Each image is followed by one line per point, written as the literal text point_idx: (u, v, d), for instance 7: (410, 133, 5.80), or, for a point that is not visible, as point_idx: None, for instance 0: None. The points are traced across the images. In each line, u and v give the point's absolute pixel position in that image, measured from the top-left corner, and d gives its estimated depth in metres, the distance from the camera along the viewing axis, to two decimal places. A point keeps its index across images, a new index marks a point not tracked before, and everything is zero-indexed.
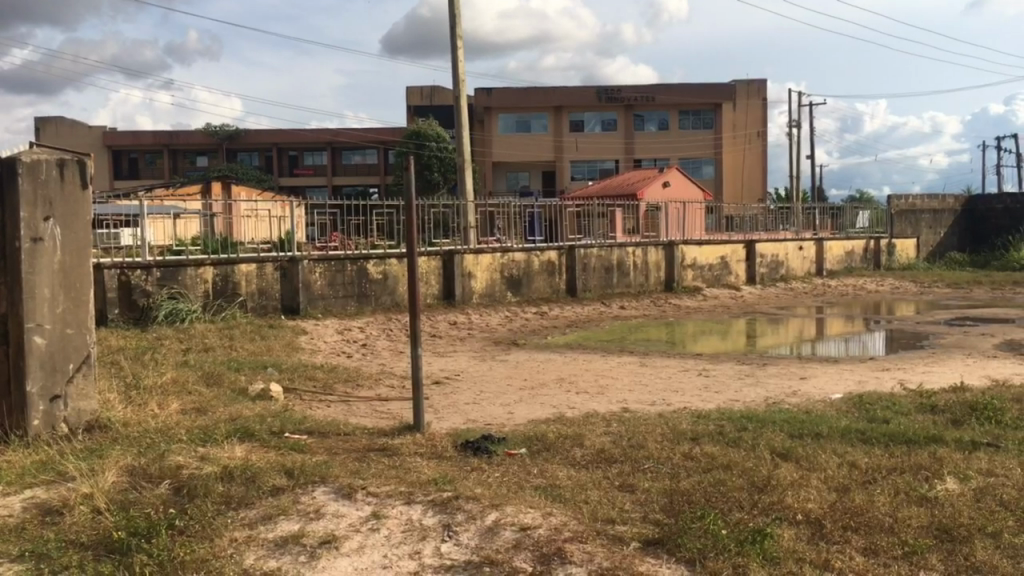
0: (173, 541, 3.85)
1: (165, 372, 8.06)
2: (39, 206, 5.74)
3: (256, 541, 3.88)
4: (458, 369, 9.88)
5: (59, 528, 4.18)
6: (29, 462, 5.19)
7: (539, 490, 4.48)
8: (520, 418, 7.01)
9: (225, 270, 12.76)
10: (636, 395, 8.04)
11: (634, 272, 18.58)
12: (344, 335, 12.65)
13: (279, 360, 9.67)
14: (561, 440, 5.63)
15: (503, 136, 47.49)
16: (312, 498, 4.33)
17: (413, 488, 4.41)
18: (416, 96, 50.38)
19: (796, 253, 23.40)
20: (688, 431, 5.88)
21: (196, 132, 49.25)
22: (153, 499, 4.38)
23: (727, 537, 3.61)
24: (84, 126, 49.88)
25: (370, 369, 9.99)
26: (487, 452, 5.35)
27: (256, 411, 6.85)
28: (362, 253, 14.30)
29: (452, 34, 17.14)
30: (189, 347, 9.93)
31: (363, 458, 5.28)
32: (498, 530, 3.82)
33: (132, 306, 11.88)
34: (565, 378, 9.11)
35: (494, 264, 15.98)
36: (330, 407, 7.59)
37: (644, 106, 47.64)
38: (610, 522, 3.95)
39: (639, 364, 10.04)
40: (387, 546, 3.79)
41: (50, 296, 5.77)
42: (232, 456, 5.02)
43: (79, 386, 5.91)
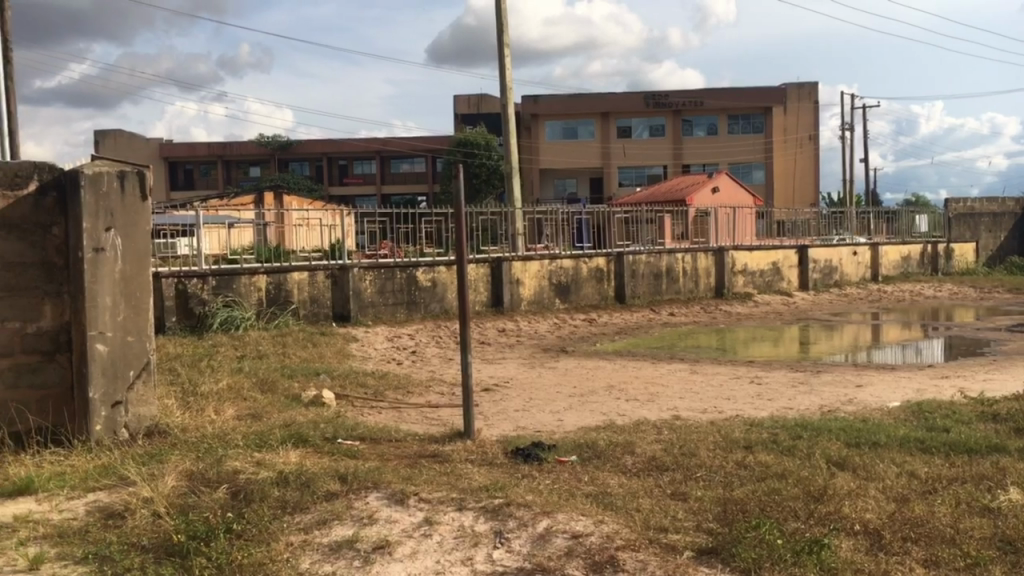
0: (231, 544, 3.93)
1: (221, 379, 8.23)
2: (100, 217, 5.91)
3: (311, 545, 3.94)
4: (507, 376, 9.89)
5: (121, 532, 4.29)
6: (92, 466, 5.35)
7: (591, 497, 4.47)
8: (570, 425, 7.01)
9: (278, 279, 12.99)
10: (686, 402, 7.99)
11: (684, 278, 18.43)
12: (394, 342, 12.76)
13: (331, 367, 9.78)
14: (612, 448, 5.60)
15: (550, 142, 47.67)
16: (365, 503, 4.38)
17: (465, 494, 4.44)
18: (464, 104, 50.74)
19: (850, 258, 23.03)
20: (741, 439, 5.83)
21: (249, 142, 50.22)
22: (211, 502, 4.47)
23: (783, 547, 3.56)
24: (142, 138, 51.27)
25: (420, 376, 10.06)
26: (537, 459, 5.36)
27: (309, 417, 6.96)
28: (412, 260, 14.44)
29: (500, 42, 17.22)
30: (243, 354, 10.13)
31: (415, 464, 5.34)
32: (550, 537, 3.82)
33: (188, 314, 12.13)
34: (615, 385, 9.08)
35: (542, 271, 15.99)
36: (381, 414, 7.67)
37: (693, 110, 47.17)
38: (663, 531, 3.92)
39: (690, 372, 9.96)
40: (440, 552, 3.82)
41: (111, 304, 5.92)
42: (287, 462, 5.10)
43: (139, 393, 6.03)
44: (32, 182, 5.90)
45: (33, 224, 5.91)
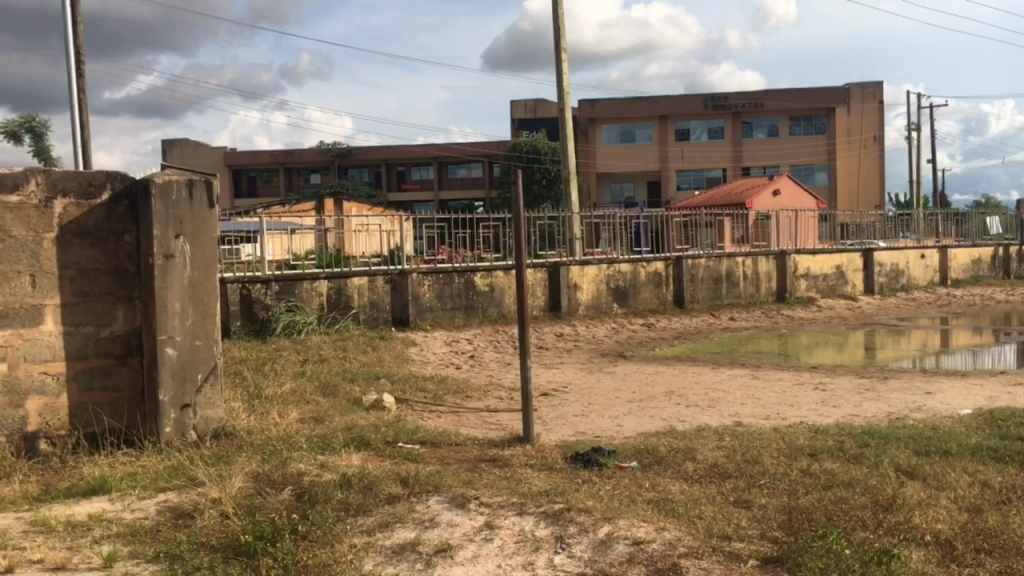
0: (296, 545, 4.01)
1: (284, 382, 8.39)
2: (170, 225, 6.07)
3: (374, 547, 3.99)
4: (566, 381, 9.87)
5: (191, 531, 4.40)
6: (163, 467, 5.50)
7: (652, 504, 4.43)
8: (629, 430, 6.96)
9: (338, 284, 13.19)
10: (749, 408, 7.87)
11: (745, 282, 18.17)
12: (452, 346, 12.85)
13: (391, 371, 9.89)
14: (673, 454, 5.57)
15: (607, 146, 47.51)
16: (427, 507, 4.42)
17: (525, 499, 4.45)
18: (521, 109, 50.84)
19: (917, 262, 22.46)
20: (806, 446, 5.73)
21: (310, 150, 51.13)
22: (277, 504, 4.56)
23: (851, 557, 3.49)
24: (207, 147, 52.62)
25: (479, 380, 10.11)
26: (597, 464, 5.34)
27: (370, 421, 7.05)
28: (470, 265, 14.53)
29: (557, 47, 17.22)
30: (305, 358, 10.32)
31: (475, 468, 5.36)
32: (612, 543, 3.80)
33: (252, 319, 12.39)
34: (675, 390, 9.00)
35: (600, 275, 15.92)
36: (440, 418, 7.73)
37: (753, 112, 46.54)
38: (727, 538, 3.87)
39: (751, 377, 9.82)
40: (501, 556, 3.83)
41: (180, 309, 6.07)
42: (350, 464, 5.18)
43: (206, 396, 6.17)
44: (105, 191, 6.10)
45: (106, 231, 6.09)
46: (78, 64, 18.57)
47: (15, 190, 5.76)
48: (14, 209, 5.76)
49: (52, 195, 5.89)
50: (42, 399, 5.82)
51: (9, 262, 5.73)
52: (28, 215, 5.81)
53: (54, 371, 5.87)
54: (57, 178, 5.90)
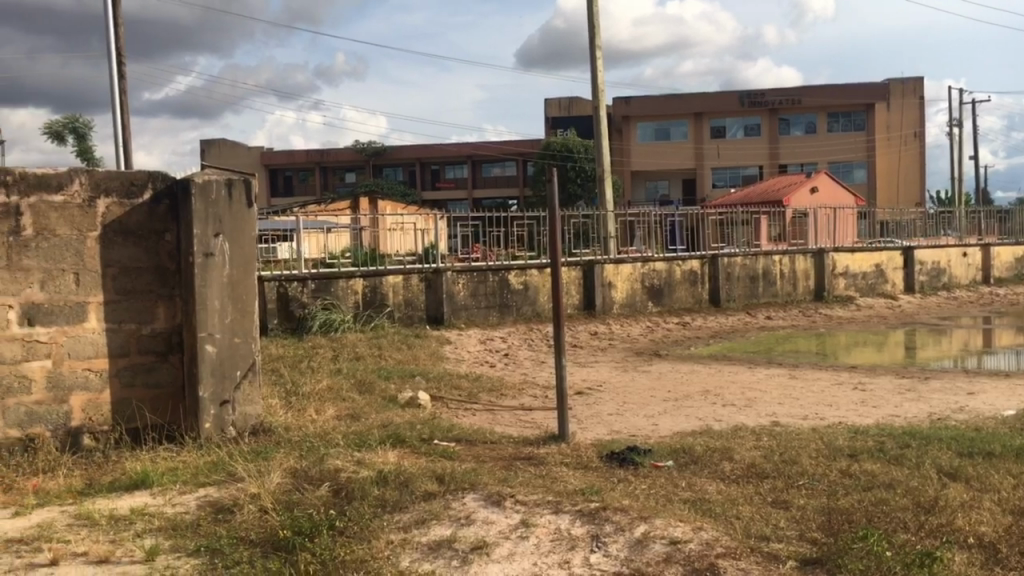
0: (334, 540, 4.05)
1: (321, 379, 8.47)
2: (209, 223, 6.16)
3: (411, 544, 4.01)
4: (601, 379, 9.86)
5: (231, 525, 4.46)
6: (202, 462, 5.58)
7: (689, 504, 4.41)
8: (665, 430, 6.93)
9: (374, 282, 13.28)
10: (786, 408, 7.79)
11: (781, 281, 18.00)
12: (487, 345, 12.88)
13: (426, 369, 9.93)
14: (710, 453, 5.53)
15: (642, 144, 47.30)
16: (463, 504, 4.44)
17: (561, 497, 4.45)
18: (555, 107, 50.78)
19: (959, 260, 22.10)
20: (846, 447, 5.66)
21: (345, 149, 51.54)
22: (315, 500, 4.61)
23: (892, 559, 3.44)
24: (244, 146, 53.26)
25: (514, 379, 10.12)
26: (632, 463, 5.32)
27: (406, 418, 7.10)
28: (504, 264, 14.55)
29: (592, 44, 17.17)
30: (341, 355, 10.41)
31: (511, 466, 5.38)
32: (648, 542, 3.78)
33: (289, 317, 12.52)
34: (711, 390, 8.93)
35: (634, 274, 15.86)
36: (475, 416, 7.75)
37: (790, 109, 46.02)
38: (765, 539, 3.84)
39: (789, 377, 9.72)
40: (537, 554, 3.84)
41: (219, 307, 6.16)
42: (386, 461, 5.22)
43: (245, 392, 6.26)
44: (146, 191, 6.20)
45: (147, 230, 6.19)
46: (120, 66, 18.90)
47: (59, 189, 5.88)
48: (58, 209, 5.87)
49: (95, 195, 6.00)
50: (85, 394, 5.94)
51: (54, 260, 5.85)
52: (72, 215, 5.92)
53: (97, 368, 5.99)
54: (100, 177, 6.01)
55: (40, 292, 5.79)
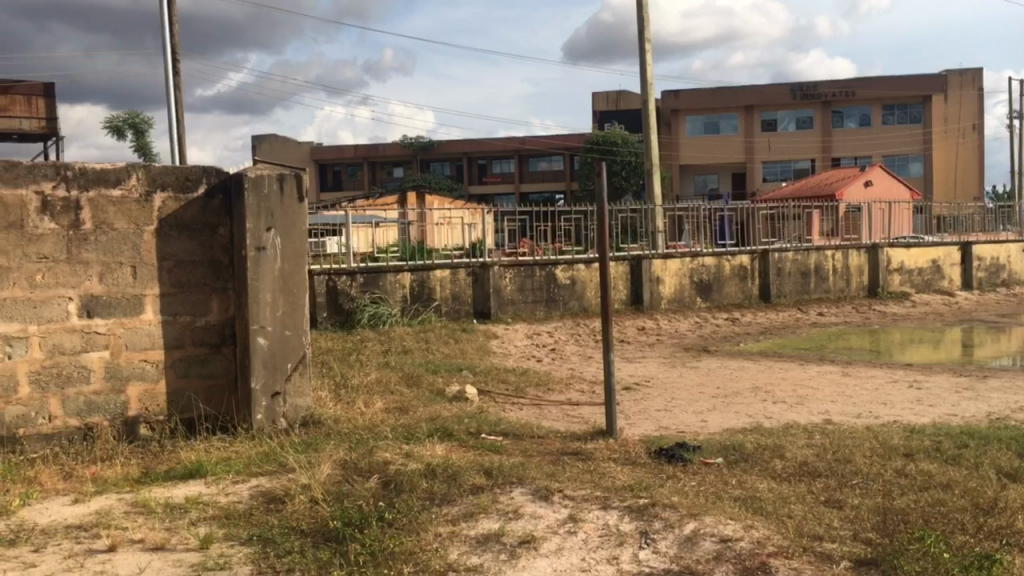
0: (383, 532, 4.09)
1: (370, 372, 8.56)
2: (262, 217, 6.25)
3: (459, 537, 4.03)
4: (649, 375, 9.80)
5: (282, 515, 4.53)
6: (254, 453, 5.68)
7: (739, 501, 4.36)
8: (714, 426, 6.87)
9: (421, 276, 13.35)
10: (839, 406, 7.65)
11: (834, 276, 17.70)
12: (534, 339, 12.88)
13: (473, 363, 9.97)
14: (760, 451, 5.46)
15: (691, 138, 46.87)
16: (510, 498, 4.44)
17: (609, 493, 4.43)
18: (603, 101, 50.52)
19: (1019, 255, 21.50)
20: (901, 446, 5.55)
21: (393, 144, 51.92)
22: (364, 491, 4.66)
23: (949, 561, 3.37)
24: (294, 142, 53.98)
25: (561, 373, 10.10)
26: (681, 460, 5.28)
27: (453, 412, 7.13)
28: (551, 258, 14.52)
29: (641, 37, 17.03)
30: (389, 349, 10.49)
31: (559, 461, 5.37)
32: (698, 540, 3.75)
33: (338, 310, 12.65)
34: (761, 386, 8.81)
35: (683, 269, 15.72)
36: (522, 410, 7.76)
37: (844, 101, 45.14)
38: (818, 539, 3.78)
39: (842, 374, 9.56)
40: (585, 550, 3.83)
41: (271, 301, 6.25)
42: (434, 454, 5.25)
43: (296, 384, 6.35)
44: (201, 185, 6.31)
45: (202, 224, 6.31)
46: (174, 64, 19.27)
47: (117, 184, 6.00)
48: (116, 203, 6.00)
49: (152, 190, 6.12)
50: (142, 385, 6.07)
51: (112, 253, 5.98)
52: (130, 209, 6.05)
53: (153, 359, 6.12)
54: (156, 172, 6.13)
55: (98, 284, 5.92)
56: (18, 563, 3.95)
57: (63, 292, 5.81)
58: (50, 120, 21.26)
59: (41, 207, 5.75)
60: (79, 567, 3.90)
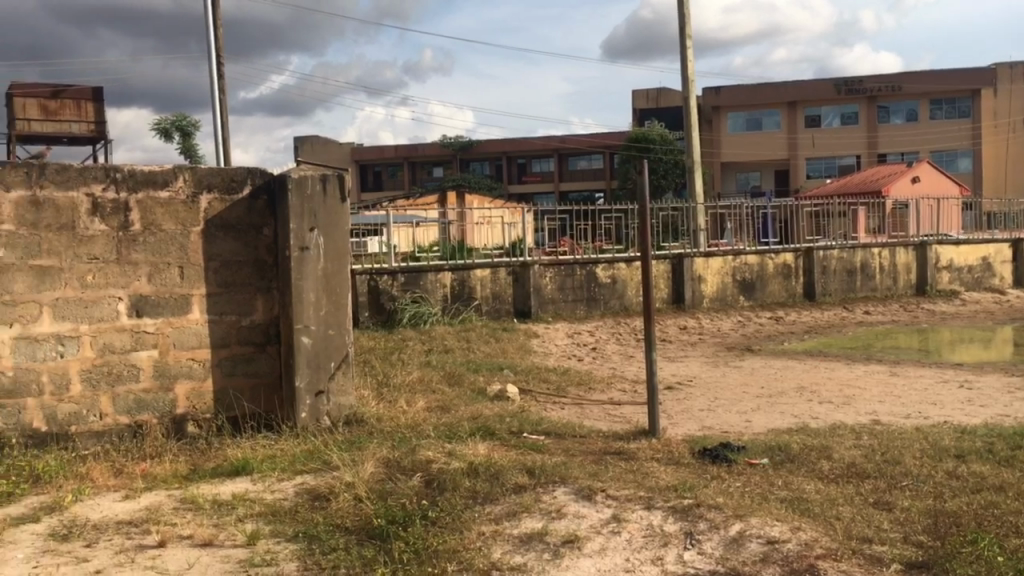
0: (427, 530, 4.11)
1: (412, 371, 8.61)
2: (305, 218, 6.31)
3: (502, 536, 4.03)
4: (691, 374, 9.71)
5: (327, 513, 4.57)
6: (299, 451, 5.74)
7: (786, 503, 4.30)
8: (759, 427, 6.79)
9: (462, 276, 13.39)
10: (887, 406, 7.51)
11: (880, 275, 17.41)
12: (574, 338, 12.85)
13: (514, 363, 9.97)
14: (807, 452, 5.38)
15: (732, 135, 46.38)
16: (553, 497, 4.44)
17: (653, 493, 4.40)
18: (643, 99, 50.23)
19: None
20: (952, 447, 5.43)
21: (432, 144, 52.17)
22: (407, 489, 4.68)
23: (1004, 565, 3.29)
24: (336, 143, 54.49)
25: (602, 373, 10.06)
26: (726, 460, 5.23)
27: (495, 411, 7.14)
28: (591, 257, 14.47)
29: (682, 34, 16.90)
30: (431, 348, 10.54)
31: (601, 460, 5.35)
32: (744, 541, 3.71)
33: (380, 309, 12.74)
34: (806, 386, 8.69)
35: (725, 267, 15.56)
36: (564, 410, 7.74)
37: (890, 96, 44.36)
38: (867, 541, 3.71)
39: (890, 374, 9.40)
40: (629, 550, 3.81)
41: (315, 300, 6.31)
42: (477, 453, 5.26)
43: (339, 383, 6.40)
44: (246, 186, 6.39)
45: (247, 224, 6.39)
46: (219, 67, 19.57)
47: (165, 186, 6.10)
48: (164, 205, 6.10)
49: (198, 191, 6.21)
50: (190, 383, 6.17)
51: (160, 254, 6.08)
52: (177, 210, 6.15)
53: (201, 358, 6.21)
54: (202, 174, 6.23)
55: (147, 284, 6.03)
56: (71, 557, 4.04)
57: (113, 292, 5.92)
58: (98, 124, 21.71)
59: (91, 209, 5.87)
60: (130, 562, 3.98)
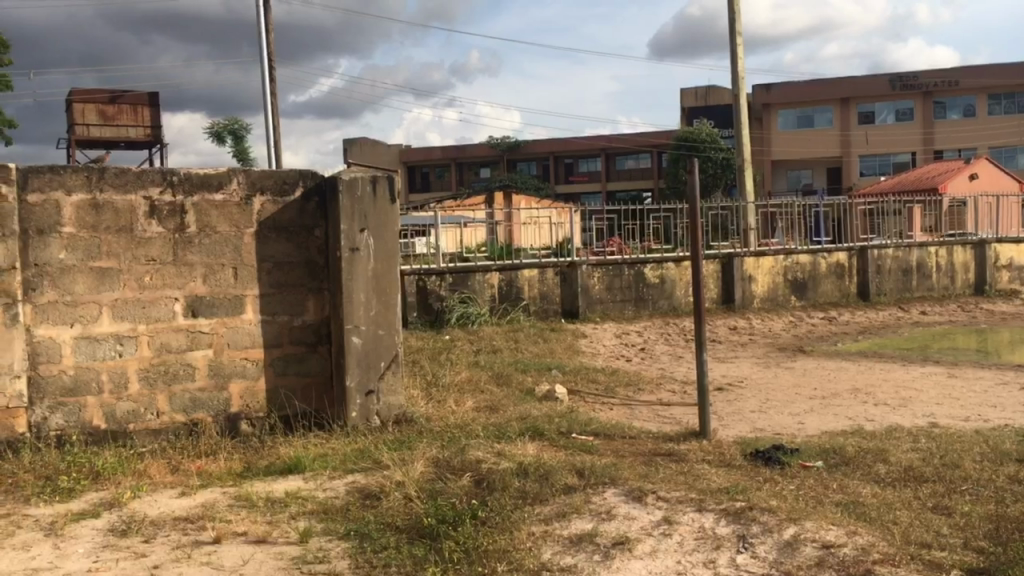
0: (477, 530, 4.12)
1: (461, 371, 8.65)
2: (356, 219, 6.37)
3: (552, 536, 4.02)
4: (742, 375, 9.60)
5: (378, 511, 4.60)
6: (350, 450, 5.80)
7: (841, 506, 4.23)
8: (812, 429, 6.68)
9: (509, 276, 13.40)
10: (945, 409, 7.33)
11: (937, 274, 17.02)
12: (622, 338, 12.78)
13: (563, 363, 9.97)
14: (863, 454, 5.28)
15: (783, 132, 45.72)
16: (603, 499, 4.41)
17: (705, 496, 4.35)
18: (691, 97, 49.80)
19: None
20: (1013, 451, 5.27)
21: (480, 145, 52.39)
22: (457, 489, 4.69)
23: None
24: (384, 144, 55.01)
25: (651, 373, 9.99)
26: (779, 463, 5.15)
27: (543, 411, 7.14)
28: (640, 257, 14.38)
29: (732, 31, 16.72)
30: (479, 348, 10.57)
31: (651, 462, 5.31)
32: (799, 545, 3.65)
33: (428, 309, 12.82)
34: (861, 388, 8.52)
35: (777, 267, 15.33)
36: (613, 410, 7.70)
37: (946, 91, 43.35)
38: (925, 547, 3.63)
39: (948, 375, 9.17)
40: (681, 552, 3.77)
41: (365, 300, 6.37)
42: (526, 453, 5.25)
43: (388, 383, 6.45)
44: (298, 188, 6.47)
45: (299, 226, 6.48)
46: (271, 71, 19.90)
47: (219, 188, 6.21)
48: (218, 207, 6.22)
49: (251, 193, 6.31)
50: (243, 382, 6.27)
51: (215, 255, 6.19)
52: (231, 213, 6.26)
53: (254, 357, 6.31)
54: (256, 177, 6.33)
55: (203, 285, 6.15)
56: (130, 552, 4.13)
57: (170, 293, 6.05)
58: (154, 128, 22.19)
59: (148, 211, 6.01)
60: (186, 558, 4.05)
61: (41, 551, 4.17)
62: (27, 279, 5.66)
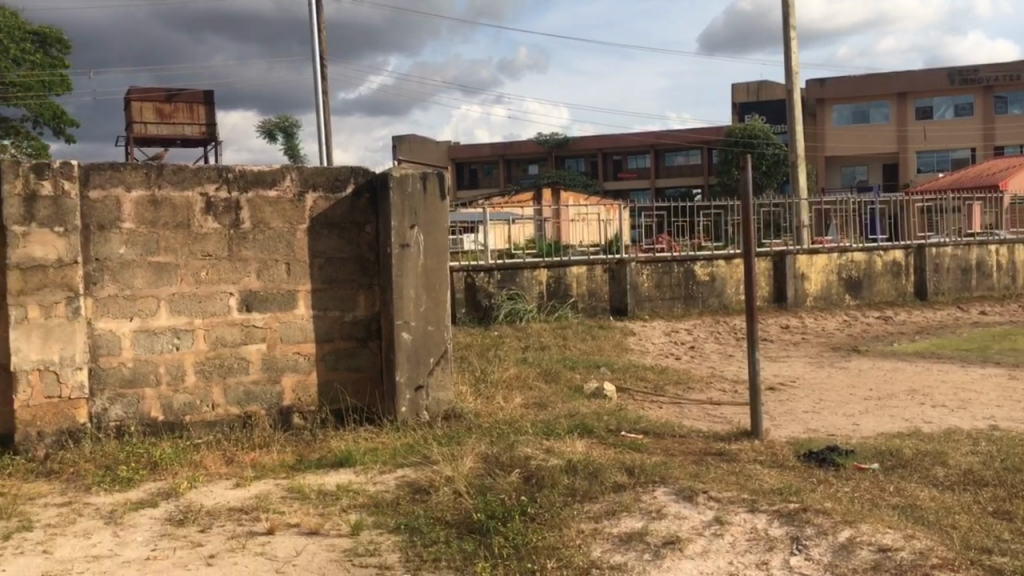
0: (526, 525, 4.13)
1: (510, 368, 8.65)
2: (406, 216, 6.42)
3: (602, 534, 4.00)
4: (794, 375, 9.47)
5: (428, 505, 4.64)
6: (399, 444, 5.84)
7: (897, 509, 4.15)
8: (867, 430, 6.57)
9: (558, 273, 13.38)
10: (1006, 411, 7.14)
11: (998, 273, 16.61)
12: (671, 336, 12.69)
13: (611, 360, 9.94)
14: (920, 457, 5.17)
15: (837, 128, 44.89)
16: (653, 497, 4.38)
17: (757, 496, 4.29)
18: (743, 93, 49.18)
19: None
20: None
21: (528, 142, 52.45)
22: (506, 485, 4.70)
23: None
24: (433, 141, 55.38)
25: (701, 372, 9.90)
26: (833, 464, 5.06)
27: (592, 408, 7.11)
28: (690, 254, 14.25)
29: (786, 25, 16.47)
30: (527, 345, 10.57)
31: (702, 461, 5.25)
32: (855, 548, 3.59)
33: (476, 306, 12.86)
34: (918, 389, 8.34)
35: (830, 265, 15.06)
36: (663, 409, 7.65)
37: (1008, 85, 42.17)
38: (986, 552, 3.54)
39: (1008, 377, 8.93)
40: (733, 553, 3.74)
41: (415, 296, 6.41)
42: (575, 450, 5.23)
43: (438, 378, 6.48)
44: (349, 185, 6.54)
45: (350, 222, 6.55)
46: (323, 69, 20.16)
47: (273, 185, 6.31)
48: (272, 203, 6.31)
49: (304, 190, 6.40)
50: (295, 376, 6.36)
51: (268, 251, 6.29)
52: (284, 209, 6.35)
53: (305, 352, 6.39)
54: (309, 173, 6.41)
55: (257, 280, 6.25)
56: (187, 541, 4.22)
57: (225, 288, 6.16)
58: (209, 125, 22.62)
59: (205, 207, 6.12)
60: (241, 548, 4.13)
61: (101, 539, 4.28)
62: (88, 273, 5.81)
